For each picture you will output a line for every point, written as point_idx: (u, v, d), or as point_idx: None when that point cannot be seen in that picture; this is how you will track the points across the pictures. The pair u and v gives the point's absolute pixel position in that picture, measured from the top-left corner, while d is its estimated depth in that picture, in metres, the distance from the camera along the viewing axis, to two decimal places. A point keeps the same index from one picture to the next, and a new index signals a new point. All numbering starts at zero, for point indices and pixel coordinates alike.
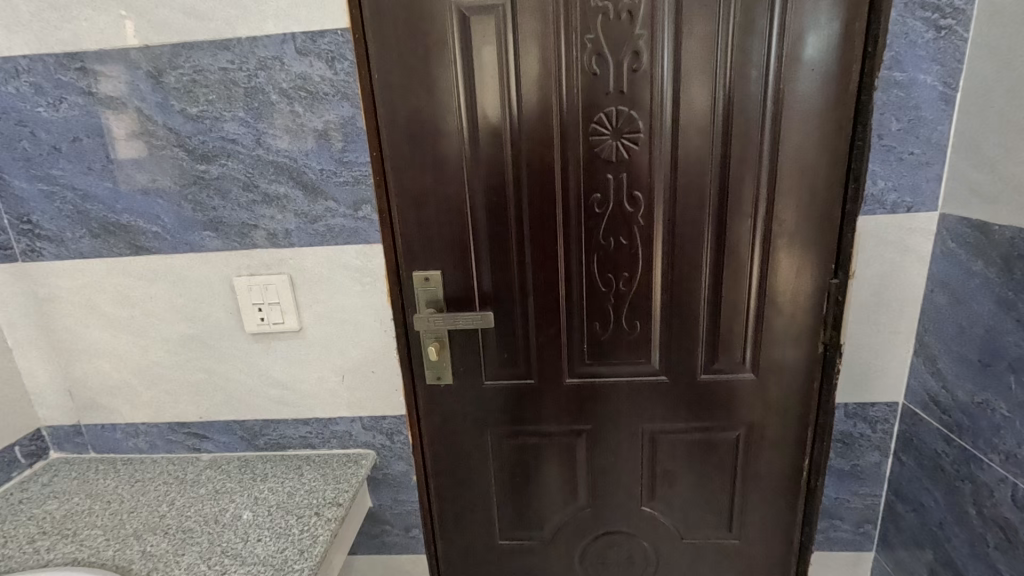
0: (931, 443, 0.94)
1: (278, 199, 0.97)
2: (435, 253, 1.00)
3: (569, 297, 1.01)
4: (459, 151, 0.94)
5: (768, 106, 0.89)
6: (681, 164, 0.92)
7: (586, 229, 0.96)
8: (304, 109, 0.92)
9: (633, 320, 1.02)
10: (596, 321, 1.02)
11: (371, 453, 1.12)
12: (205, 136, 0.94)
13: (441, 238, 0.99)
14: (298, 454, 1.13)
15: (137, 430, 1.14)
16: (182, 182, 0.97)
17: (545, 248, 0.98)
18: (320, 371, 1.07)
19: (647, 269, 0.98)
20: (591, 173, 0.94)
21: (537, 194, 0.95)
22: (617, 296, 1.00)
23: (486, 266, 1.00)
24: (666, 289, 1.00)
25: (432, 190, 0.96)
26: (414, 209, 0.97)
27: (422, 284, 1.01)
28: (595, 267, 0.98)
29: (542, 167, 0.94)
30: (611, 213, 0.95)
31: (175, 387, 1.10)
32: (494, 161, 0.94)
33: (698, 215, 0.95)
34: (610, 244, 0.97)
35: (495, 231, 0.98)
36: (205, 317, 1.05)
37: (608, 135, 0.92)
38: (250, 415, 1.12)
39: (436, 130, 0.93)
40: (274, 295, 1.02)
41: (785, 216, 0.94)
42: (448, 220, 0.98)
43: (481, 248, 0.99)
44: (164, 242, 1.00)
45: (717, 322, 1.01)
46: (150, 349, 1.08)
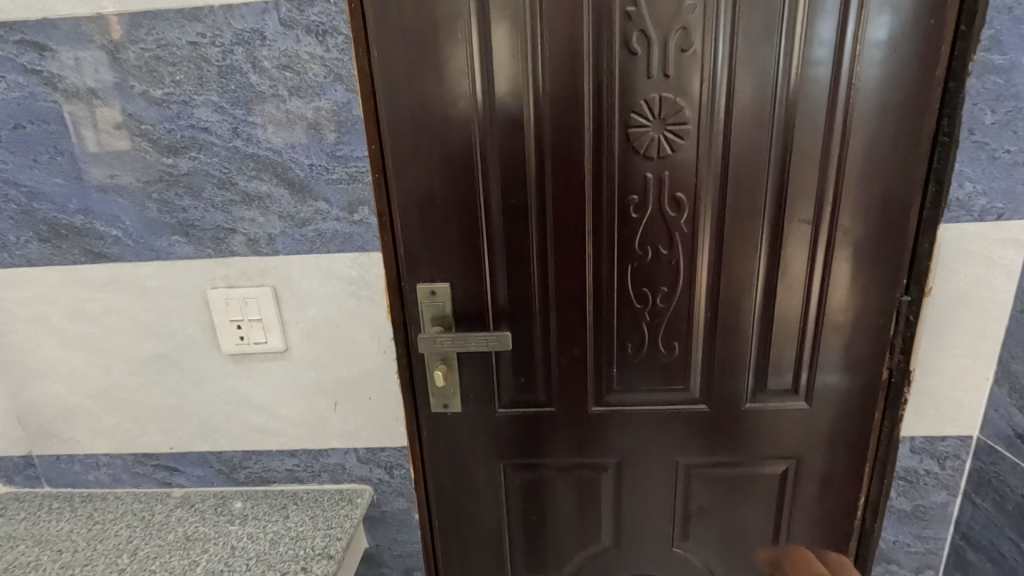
0: (1016, 487, 0.82)
1: (260, 199, 0.83)
2: (443, 263, 0.86)
3: (598, 314, 0.87)
4: (474, 144, 0.80)
5: (838, 93, 0.76)
6: (733, 161, 0.79)
7: (620, 237, 0.83)
8: (290, 92, 0.78)
9: (670, 341, 0.88)
10: (628, 341, 0.89)
11: (367, 489, 0.98)
12: (172, 124, 0.80)
13: (451, 245, 0.85)
14: (284, 490, 0.99)
15: (98, 462, 1.00)
16: (146, 177, 0.82)
17: (572, 258, 0.84)
18: (309, 397, 0.93)
19: (689, 283, 0.85)
20: (628, 171, 0.80)
21: (564, 195, 0.81)
22: (653, 313, 0.87)
23: (502, 278, 0.86)
24: (710, 306, 0.87)
25: (440, 189, 0.82)
26: (419, 212, 0.83)
27: (426, 300, 0.87)
28: (629, 280, 0.85)
29: (570, 164, 0.80)
30: (649, 219, 0.82)
31: (141, 414, 0.96)
32: (515, 156, 0.81)
33: (750, 221, 0.82)
34: (647, 254, 0.84)
35: (513, 238, 0.84)
36: (175, 335, 0.90)
37: (649, 126, 0.78)
38: (228, 445, 0.97)
39: (447, 120, 0.79)
40: (255, 311, 0.87)
41: (850, 223, 0.81)
42: (459, 224, 0.84)
43: (496, 258, 0.85)
44: (125, 248, 0.86)
45: (766, 344, 0.88)
46: (111, 371, 0.93)
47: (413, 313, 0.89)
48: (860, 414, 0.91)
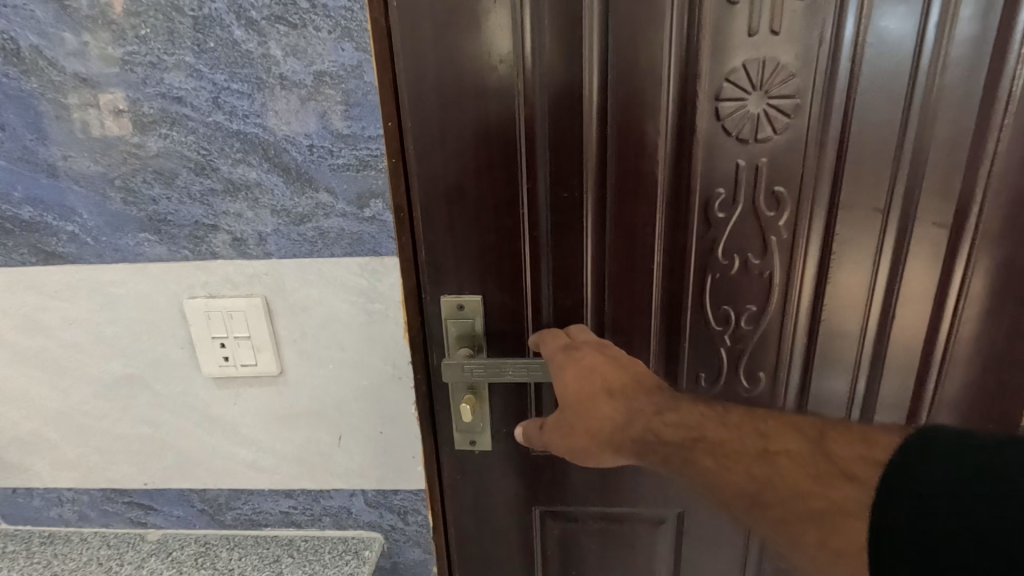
0: None
1: (247, 188, 0.66)
2: (473, 271, 0.69)
3: (666, 339, 0.70)
4: (518, 122, 0.63)
5: (1005, 56, 0.57)
6: (853, 147, 0.61)
7: (699, 243, 0.66)
8: (284, 52, 0.61)
9: (755, 372, 0.71)
10: (701, 372, 0.71)
11: (378, 537, 0.83)
12: (137, 92, 0.63)
13: (484, 250, 0.68)
14: (278, 536, 0.84)
15: (62, 497, 0.85)
16: (107, 160, 0.66)
17: (637, 269, 0.67)
18: (308, 429, 0.77)
19: (784, 302, 0.67)
20: (715, 157, 0.62)
21: (629, 188, 0.64)
22: (735, 338, 0.69)
23: (546, 291, 0.69)
24: (807, 331, 0.69)
25: (473, 180, 0.65)
26: (446, 208, 0.66)
27: (454, 317, 0.71)
28: (708, 296, 0.68)
29: (639, 148, 0.63)
30: (738, 221, 0.64)
31: (110, 444, 0.80)
32: (569, 138, 0.63)
33: (867, 225, 0.64)
34: (732, 265, 0.66)
35: (563, 241, 0.67)
36: (148, 353, 0.74)
37: (745, 99, 0.60)
38: (213, 482, 0.82)
39: (484, 90, 0.62)
40: (243, 327, 0.71)
41: (1001, 230, 0.63)
42: (495, 224, 0.67)
43: (541, 267, 0.68)
44: (84, 248, 0.70)
45: (874, 378, 0.71)
46: (73, 394, 0.78)
47: (436, 332, 0.72)
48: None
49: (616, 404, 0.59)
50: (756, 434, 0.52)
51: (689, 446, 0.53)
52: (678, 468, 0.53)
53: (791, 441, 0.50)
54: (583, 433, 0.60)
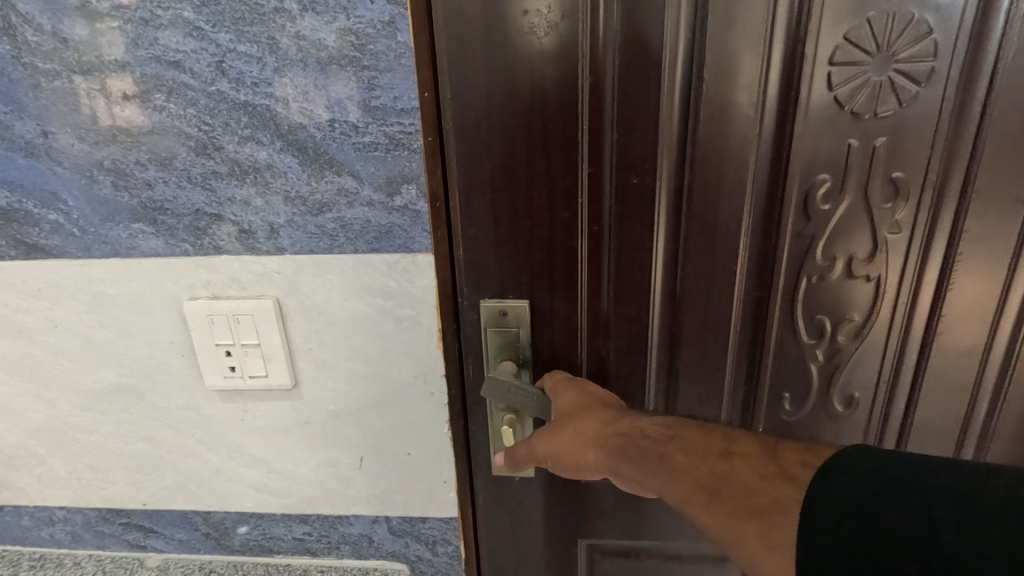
0: None
1: (257, 171, 0.56)
2: (520, 272, 0.58)
3: (748, 352, 0.61)
4: (582, 95, 0.52)
5: None
6: (992, 125, 0.52)
7: (794, 241, 0.56)
8: (300, 5, 0.51)
9: (849, 396, 0.62)
10: (786, 393, 0.62)
11: (403, 568, 0.73)
12: (127, 55, 0.53)
13: (535, 248, 0.57)
14: (292, 564, 0.75)
15: (53, 516, 0.76)
16: (93, 137, 0.56)
17: (717, 271, 0.57)
18: (325, 449, 0.68)
19: (887, 307, 0.59)
20: (829, 136, 0.53)
21: (715, 174, 0.54)
22: (828, 351, 0.60)
23: (607, 296, 0.59)
24: (911, 340, 0.60)
25: (524, 164, 0.54)
26: (491, 198, 0.56)
27: (496, 326, 0.60)
28: (800, 305, 0.59)
29: (730, 126, 0.53)
30: (843, 214, 0.55)
31: (104, 461, 0.72)
32: (644, 114, 0.52)
33: (1005, 219, 0.55)
34: (830, 266, 0.57)
35: (629, 238, 0.56)
36: (144, 361, 0.65)
37: (869, 63, 0.51)
38: (219, 504, 0.73)
39: (543, 54, 0.51)
40: (251, 333, 0.62)
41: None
42: (548, 218, 0.56)
43: (601, 268, 0.58)
44: (70, 240, 0.60)
45: (981, 394, 0.62)
46: (61, 405, 0.69)
47: (474, 343, 0.61)
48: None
49: (606, 411, 0.55)
50: (722, 437, 0.47)
51: (662, 444, 0.49)
52: (650, 464, 0.48)
53: (751, 443, 0.46)
54: (569, 435, 0.55)
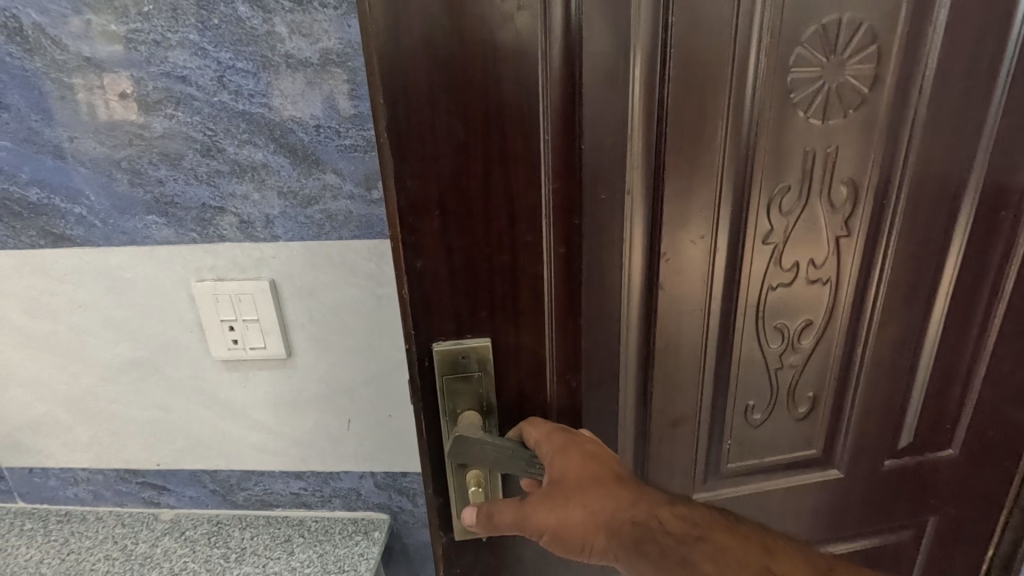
0: None
1: (254, 169, 0.66)
2: (482, 304, 0.56)
3: (725, 350, 0.70)
4: (546, 118, 0.51)
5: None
6: (918, 128, 0.64)
7: (761, 253, 0.66)
8: (289, 29, 0.60)
9: (801, 402, 0.75)
10: (751, 398, 0.73)
11: (386, 519, 0.83)
12: (142, 71, 0.62)
13: (495, 281, 0.55)
14: (288, 517, 0.84)
15: (77, 477, 0.86)
16: (113, 142, 0.65)
17: (691, 279, 0.65)
18: (317, 412, 0.78)
19: (833, 307, 0.71)
20: (783, 145, 0.61)
21: (685, 191, 0.61)
22: (780, 348, 0.71)
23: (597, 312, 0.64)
24: (853, 324, 0.72)
25: (480, 187, 0.51)
26: (446, 226, 0.52)
27: (452, 377, 0.57)
28: (767, 316, 0.69)
29: (702, 141, 0.59)
30: (801, 220, 0.66)
31: (122, 427, 0.81)
32: (608, 134, 0.56)
33: (923, 207, 0.68)
34: (794, 276, 0.68)
35: (612, 254, 0.61)
36: (158, 337, 0.75)
37: (817, 77, 0.59)
38: (225, 464, 0.83)
39: (504, 74, 0.48)
40: (251, 310, 0.71)
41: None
42: (510, 243, 0.54)
43: (568, 287, 0.57)
44: (92, 230, 0.69)
45: (905, 358, 0.75)
46: (84, 377, 0.78)
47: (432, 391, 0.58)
48: (972, 427, 0.81)
49: (623, 489, 0.51)
50: (761, 547, 0.49)
51: (688, 545, 0.49)
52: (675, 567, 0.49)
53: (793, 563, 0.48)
54: (578, 513, 0.51)
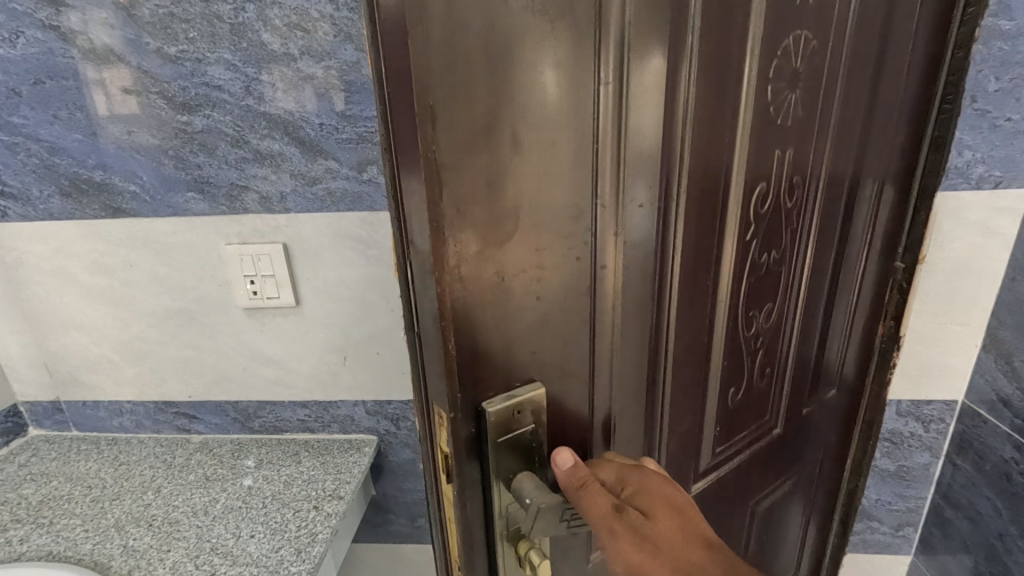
0: (997, 449, 0.85)
1: (271, 157, 0.85)
2: (525, 344, 0.49)
3: (712, 354, 0.69)
4: (589, 133, 0.46)
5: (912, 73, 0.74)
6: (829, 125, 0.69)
7: (741, 249, 0.67)
8: (301, 51, 0.80)
9: (764, 373, 0.79)
10: (732, 385, 0.74)
11: (373, 439, 1.03)
12: (187, 82, 0.82)
13: (542, 315, 0.49)
14: (296, 439, 1.04)
15: (122, 408, 1.05)
16: (163, 135, 0.85)
17: (702, 288, 0.64)
18: (319, 351, 0.98)
19: (784, 288, 0.76)
20: (762, 147, 0.64)
21: (700, 198, 0.60)
22: (754, 333, 0.74)
23: (621, 332, 0.56)
24: (800, 299, 0.78)
25: (529, 212, 0.45)
26: (489, 260, 0.44)
27: (511, 437, 0.50)
28: (744, 306, 0.71)
29: (710, 143, 0.58)
30: (768, 219, 0.69)
31: (161, 365, 1.01)
32: (646, 143, 0.51)
33: (835, 196, 0.74)
34: (764, 265, 0.72)
35: (642, 269, 0.55)
36: (193, 289, 0.94)
37: (786, 84, 0.63)
38: (244, 395, 1.02)
39: (541, 83, 0.42)
40: (268, 267, 0.91)
41: (887, 187, 0.80)
42: (558, 269, 0.49)
43: (610, 307, 0.53)
44: (144, 204, 0.89)
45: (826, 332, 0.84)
46: (132, 323, 0.98)
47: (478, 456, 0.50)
48: None
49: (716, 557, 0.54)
50: None
51: None
52: None
53: None
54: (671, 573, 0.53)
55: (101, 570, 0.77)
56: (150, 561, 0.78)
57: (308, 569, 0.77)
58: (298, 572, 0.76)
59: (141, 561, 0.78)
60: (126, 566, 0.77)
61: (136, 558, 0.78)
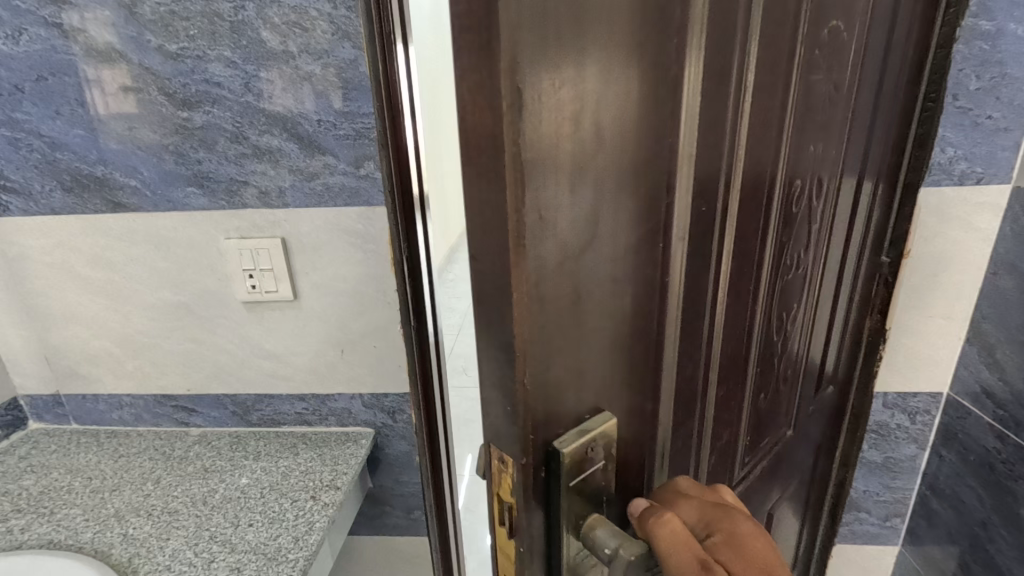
0: (981, 440, 0.86)
1: (270, 152, 0.87)
2: (602, 381, 0.41)
3: (749, 371, 0.63)
4: (677, 128, 0.39)
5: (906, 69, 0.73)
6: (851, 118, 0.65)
7: (777, 251, 0.61)
8: (299, 49, 0.82)
9: (784, 381, 0.73)
10: (763, 394, 0.68)
11: (370, 432, 1.05)
12: (187, 79, 0.83)
13: (619, 344, 0.41)
14: (293, 431, 1.05)
15: (121, 401, 1.06)
16: (163, 131, 0.86)
17: (747, 294, 0.57)
18: (317, 344, 0.99)
19: (806, 291, 0.71)
20: (800, 139, 0.57)
21: (753, 196, 0.52)
22: (783, 339, 0.69)
23: (682, 348, 0.48)
24: (814, 302, 0.74)
25: (607, 213, 0.37)
26: (572, 280, 0.36)
27: (579, 482, 0.41)
28: (776, 311, 0.65)
29: (765, 133, 0.51)
30: (801, 218, 0.63)
31: (160, 358, 1.02)
32: (713, 134, 0.43)
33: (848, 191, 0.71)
34: (796, 267, 0.66)
35: (700, 278, 0.48)
36: (193, 283, 0.96)
37: (822, 72, 0.57)
38: (242, 388, 1.03)
39: (635, 66, 0.35)
40: (267, 261, 0.93)
41: (881, 184, 0.79)
42: (631, 282, 0.40)
43: (677, 322, 0.46)
44: (144, 198, 0.90)
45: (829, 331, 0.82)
46: (133, 317, 0.99)
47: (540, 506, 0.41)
48: None
49: None
50: None
51: None
52: None
53: None
54: None
55: (102, 557, 0.78)
56: (149, 550, 0.79)
57: (305, 557, 0.78)
58: (295, 559, 0.78)
59: (141, 549, 0.80)
60: (126, 553, 0.79)
61: (136, 547, 0.80)
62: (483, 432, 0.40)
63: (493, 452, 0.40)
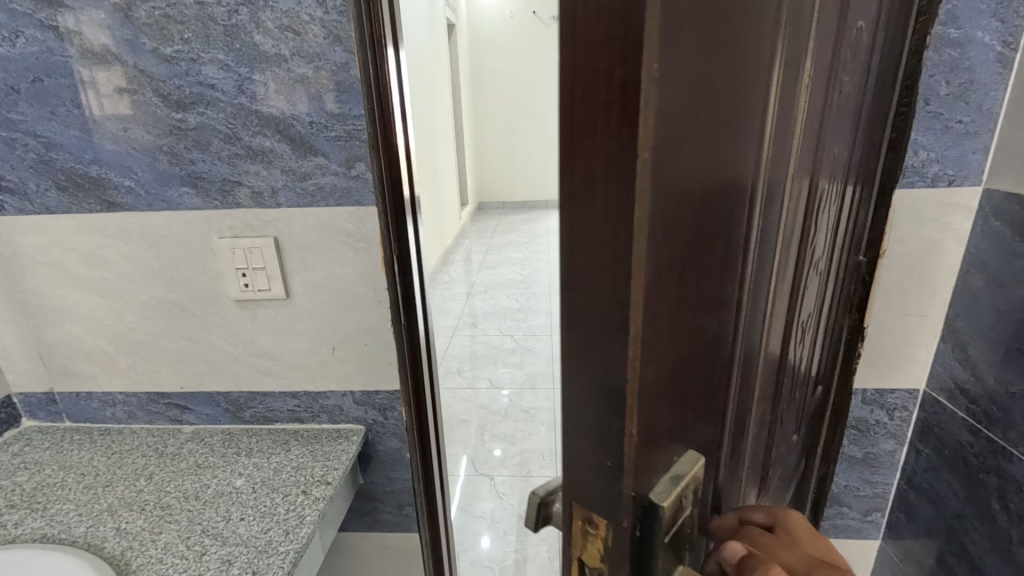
0: (956, 434, 0.89)
1: (263, 153, 0.89)
2: (689, 416, 0.37)
3: (785, 386, 0.60)
4: (767, 133, 0.35)
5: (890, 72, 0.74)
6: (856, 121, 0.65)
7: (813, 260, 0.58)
8: (292, 52, 0.83)
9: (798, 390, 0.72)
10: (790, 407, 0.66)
11: (361, 429, 1.06)
12: (182, 80, 0.85)
13: (704, 372, 0.37)
14: (285, 428, 1.06)
15: (115, 399, 1.07)
16: (157, 131, 0.88)
17: (794, 307, 0.54)
18: (309, 342, 1.01)
19: (820, 297, 0.70)
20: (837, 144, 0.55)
21: (806, 203, 0.49)
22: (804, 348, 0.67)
23: (747, 370, 0.44)
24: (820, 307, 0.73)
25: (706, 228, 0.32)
26: (677, 299, 0.32)
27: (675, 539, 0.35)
28: (806, 321, 0.63)
29: (819, 136, 0.48)
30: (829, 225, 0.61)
31: (154, 356, 1.03)
32: (789, 139, 0.39)
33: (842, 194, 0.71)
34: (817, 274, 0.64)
35: (766, 293, 0.44)
36: (186, 281, 0.97)
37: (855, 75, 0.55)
38: (235, 385, 1.05)
39: (742, 60, 0.31)
40: (259, 260, 0.94)
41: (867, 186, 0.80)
42: (718, 303, 0.36)
43: (746, 343, 0.42)
44: (138, 198, 0.92)
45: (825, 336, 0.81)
46: (127, 315, 1.00)
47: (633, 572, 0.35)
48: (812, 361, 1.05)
49: None
50: None
51: None
52: None
53: None
54: None
55: (95, 551, 0.80)
56: (141, 543, 0.81)
57: (295, 549, 0.80)
58: (285, 551, 0.79)
59: (133, 543, 0.81)
60: (119, 547, 0.80)
61: (128, 540, 0.81)
62: (566, 486, 0.35)
63: (577, 511, 0.35)
